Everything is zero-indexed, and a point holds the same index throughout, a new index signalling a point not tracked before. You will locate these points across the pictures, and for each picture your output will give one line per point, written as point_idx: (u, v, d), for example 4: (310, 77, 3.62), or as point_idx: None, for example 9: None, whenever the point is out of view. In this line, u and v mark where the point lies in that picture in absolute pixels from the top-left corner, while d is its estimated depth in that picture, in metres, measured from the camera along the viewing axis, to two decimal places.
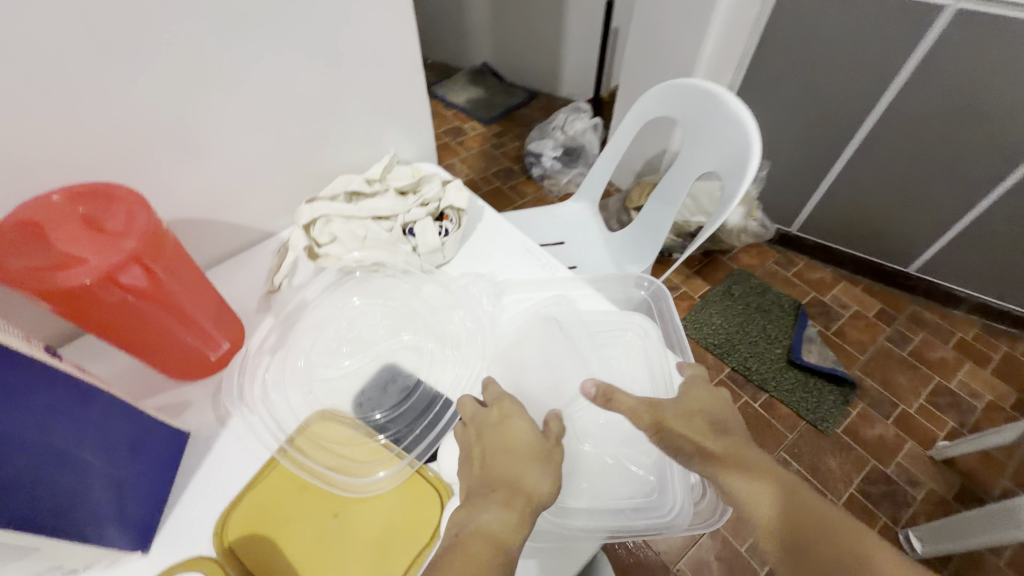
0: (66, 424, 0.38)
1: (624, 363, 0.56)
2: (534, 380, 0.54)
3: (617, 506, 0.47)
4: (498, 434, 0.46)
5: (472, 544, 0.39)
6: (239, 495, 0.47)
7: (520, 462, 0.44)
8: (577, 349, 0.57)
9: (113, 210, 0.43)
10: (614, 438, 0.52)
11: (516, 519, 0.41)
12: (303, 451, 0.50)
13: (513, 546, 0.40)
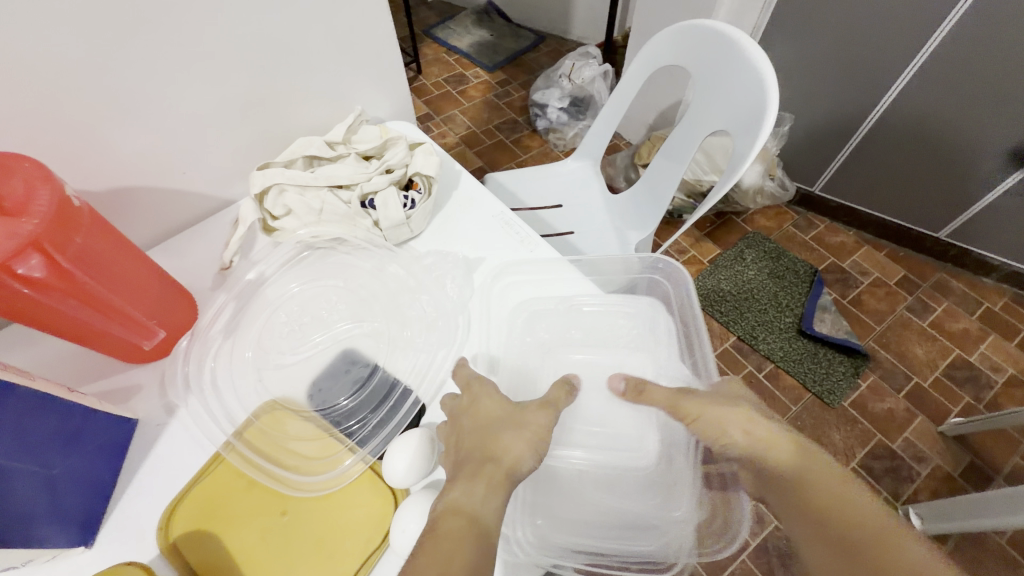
0: None
1: (626, 352, 0.51)
2: (525, 375, 0.50)
3: (582, 519, 0.44)
4: (473, 411, 0.43)
5: (445, 523, 0.35)
6: (184, 489, 0.45)
7: (494, 431, 0.41)
8: (574, 339, 0.52)
9: (12, 185, 0.37)
10: (592, 440, 0.47)
11: (489, 494, 0.37)
12: (253, 445, 0.46)
13: (488, 516, 0.36)
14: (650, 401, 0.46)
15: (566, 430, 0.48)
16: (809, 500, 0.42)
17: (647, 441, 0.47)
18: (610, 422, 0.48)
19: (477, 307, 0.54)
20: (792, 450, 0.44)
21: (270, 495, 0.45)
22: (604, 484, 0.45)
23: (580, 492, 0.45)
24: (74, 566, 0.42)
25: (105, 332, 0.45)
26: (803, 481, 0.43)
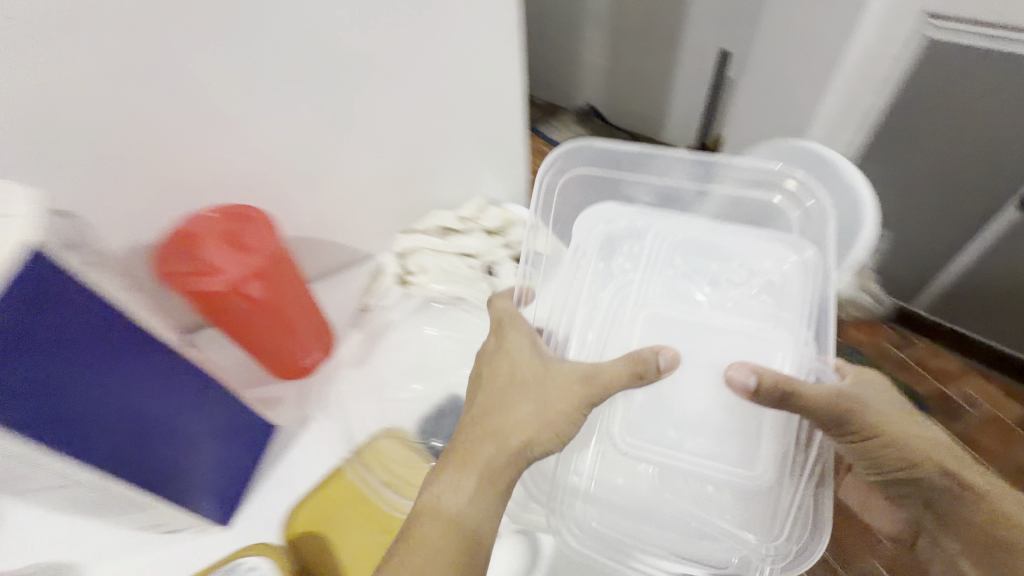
0: (185, 407, 0.44)
1: (742, 317, 0.57)
2: (634, 328, 0.57)
3: (626, 507, 0.51)
4: (503, 367, 0.47)
5: (428, 525, 0.39)
6: (303, 497, 0.51)
7: (506, 404, 0.45)
8: (690, 300, 0.59)
9: (252, 230, 0.50)
10: (659, 429, 0.54)
11: (482, 501, 0.41)
12: (367, 466, 0.54)
13: (471, 518, 0.40)
14: (795, 401, 0.45)
15: (671, 421, 0.54)
16: (970, 502, 0.48)
17: (760, 451, 0.51)
18: (716, 403, 0.54)
19: (607, 262, 0.61)
20: (947, 448, 0.49)
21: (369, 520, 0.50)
22: (704, 495, 0.51)
23: (670, 497, 0.51)
24: (213, 541, 0.49)
25: (273, 347, 0.55)
26: (960, 482, 0.48)
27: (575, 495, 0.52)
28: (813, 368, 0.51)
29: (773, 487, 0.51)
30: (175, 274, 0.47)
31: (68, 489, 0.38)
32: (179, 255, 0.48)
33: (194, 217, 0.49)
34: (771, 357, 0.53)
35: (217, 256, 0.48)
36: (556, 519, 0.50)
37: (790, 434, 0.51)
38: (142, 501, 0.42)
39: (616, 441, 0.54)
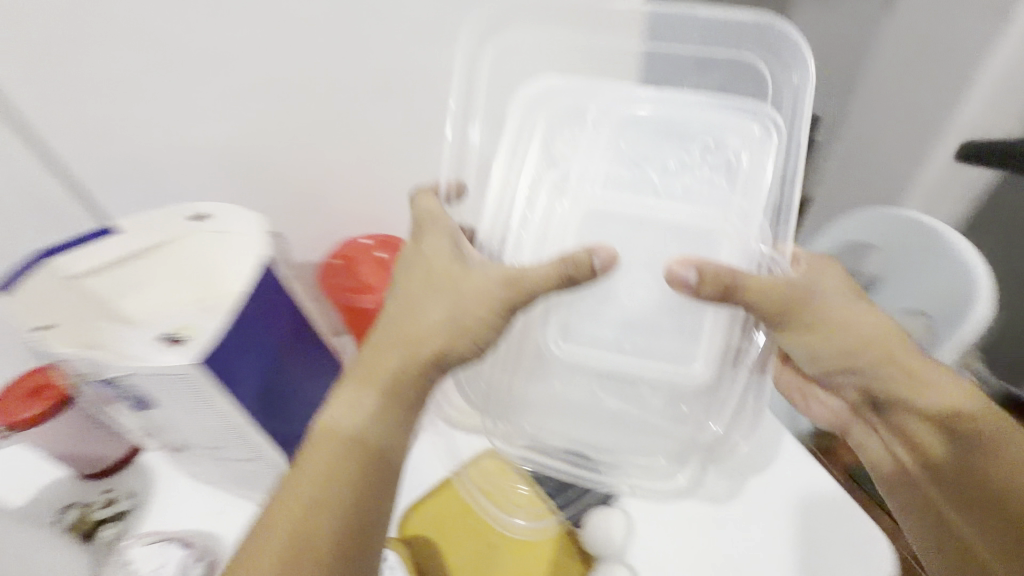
0: (331, 406, 0.49)
1: (687, 207, 0.45)
2: (572, 219, 0.46)
3: (567, 415, 0.47)
4: (421, 259, 0.45)
5: (322, 440, 0.39)
6: (417, 501, 0.56)
7: (411, 301, 0.44)
8: (644, 192, 0.46)
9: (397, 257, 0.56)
10: (581, 301, 0.46)
11: (382, 423, 0.40)
12: (470, 479, 0.56)
13: (366, 433, 0.39)
14: (744, 297, 0.41)
15: (609, 322, 0.45)
16: (895, 388, 0.49)
17: (704, 345, 0.44)
18: (669, 299, 0.45)
19: (553, 148, 0.48)
20: (909, 352, 0.49)
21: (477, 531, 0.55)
22: (655, 385, 0.45)
23: (609, 399, 0.46)
24: None
25: None
26: (907, 370, 0.49)
27: (519, 401, 0.48)
28: (761, 246, 0.44)
29: (714, 383, 0.45)
30: (334, 288, 0.56)
31: (246, 460, 0.45)
32: (339, 272, 0.57)
33: (353, 242, 0.57)
34: (705, 242, 0.44)
35: (368, 278, 0.56)
36: (499, 415, 0.49)
37: (737, 331, 0.45)
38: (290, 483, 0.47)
39: (546, 350, 0.46)
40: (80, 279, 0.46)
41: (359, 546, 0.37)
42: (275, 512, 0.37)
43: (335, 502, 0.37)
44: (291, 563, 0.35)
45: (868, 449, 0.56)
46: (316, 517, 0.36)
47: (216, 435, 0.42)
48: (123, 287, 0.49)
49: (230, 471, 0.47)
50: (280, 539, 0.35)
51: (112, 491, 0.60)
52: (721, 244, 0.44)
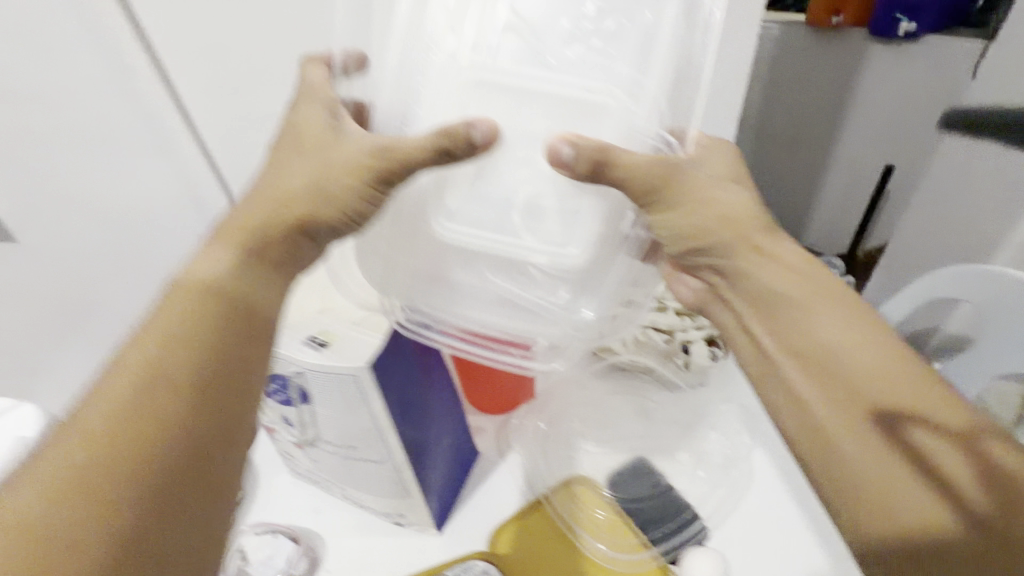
0: (443, 421, 0.52)
1: (592, 49, 0.31)
2: (446, 79, 0.32)
3: (414, 286, 0.37)
4: (304, 135, 0.39)
5: (179, 295, 0.35)
6: (508, 516, 0.58)
7: (286, 180, 0.38)
8: (543, 32, 0.31)
9: None
10: (460, 170, 0.33)
11: (246, 269, 0.37)
12: (561, 503, 0.58)
13: (222, 280, 0.36)
14: (617, 175, 0.31)
15: (493, 201, 0.32)
16: (841, 376, 0.37)
17: (584, 228, 0.32)
18: (547, 173, 0.32)
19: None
20: (843, 322, 0.39)
21: (566, 550, 0.55)
22: (519, 278, 0.34)
23: (491, 277, 0.34)
24: (429, 542, 0.57)
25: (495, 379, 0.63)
26: (758, 247, 0.40)
27: (425, 284, 0.36)
28: (656, 108, 0.32)
29: (603, 270, 0.34)
30: None
31: (374, 462, 0.46)
32: None
33: None
34: (596, 103, 0.31)
35: None
36: (407, 300, 0.38)
37: (621, 227, 0.35)
38: (405, 491, 0.50)
39: (392, 223, 0.37)
40: None
41: (219, 448, 0.32)
42: (105, 389, 0.31)
43: (140, 410, 0.30)
44: (41, 476, 0.28)
45: (886, 497, 0.34)
46: (120, 411, 0.30)
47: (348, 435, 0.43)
48: None
49: (354, 472, 0.49)
50: (100, 418, 0.30)
51: None
52: (612, 111, 0.31)
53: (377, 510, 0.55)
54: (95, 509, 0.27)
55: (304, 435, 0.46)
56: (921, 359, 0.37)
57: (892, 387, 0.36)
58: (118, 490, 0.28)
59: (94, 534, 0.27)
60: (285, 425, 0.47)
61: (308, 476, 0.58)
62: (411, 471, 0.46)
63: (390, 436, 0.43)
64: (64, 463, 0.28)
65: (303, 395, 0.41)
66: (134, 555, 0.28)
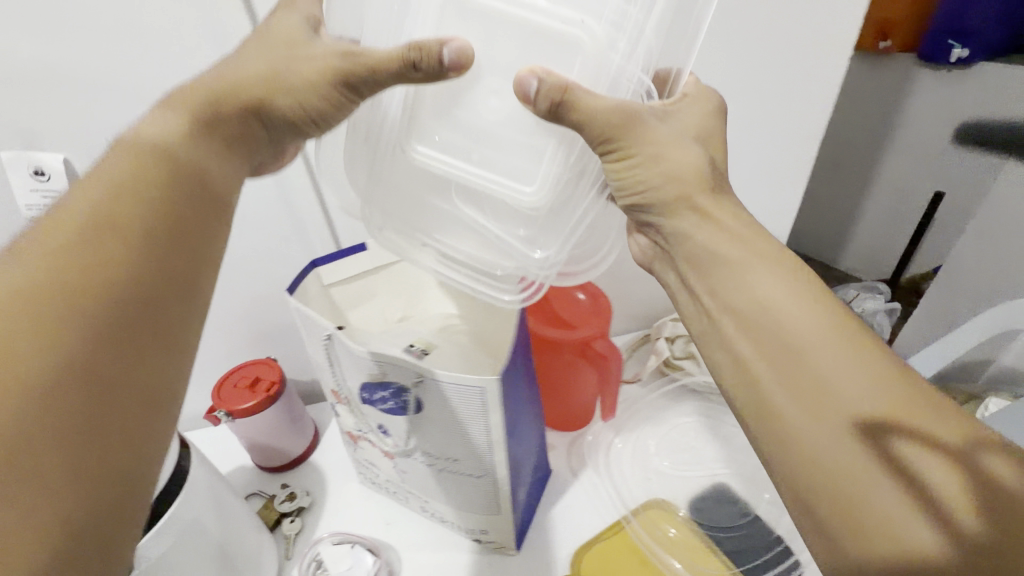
0: (533, 437, 0.51)
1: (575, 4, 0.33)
2: (430, 11, 0.35)
3: (403, 214, 0.42)
4: (277, 29, 0.38)
5: (127, 153, 0.34)
6: (592, 538, 0.56)
7: (260, 66, 0.37)
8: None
9: (588, 295, 0.58)
10: (445, 105, 0.37)
11: (196, 143, 0.36)
12: (643, 528, 0.56)
13: (177, 152, 0.35)
14: (578, 119, 0.33)
15: (463, 128, 0.37)
16: (798, 351, 0.34)
17: (544, 170, 0.36)
18: (520, 109, 0.35)
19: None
20: (789, 291, 0.36)
21: None
22: (490, 204, 0.39)
23: (460, 202, 0.40)
24: (506, 561, 0.55)
25: (574, 396, 0.62)
26: (701, 210, 0.38)
27: (415, 207, 0.41)
28: (629, 43, 0.34)
29: (553, 209, 0.38)
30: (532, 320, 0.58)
31: (473, 476, 0.45)
32: (536, 308, 0.59)
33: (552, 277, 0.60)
34: (573, 40, 0.33)
35: (563, 313, 0.57)
36: (389, 223, 0.42)
37: (574, 164, 0.38)
38: (495, 509, 0.48)
39: (393, 159, 0.40)
40: (329, 288, 0.52)
41: (156, 340, 0.30)
42: (38, 242, 0.29)
43: (61, 283, 0.28)
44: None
45: (885, 522, 0.30)
46: (59, 262, 0.28)
47: (453, 448, 0.43)
48: (353, 297, 0.55)
49: (445, 485, 0.48)
50: (51, 260, 0.28)
51: (290, 486, 0.63)
52: (585, 48, 0.34)
53: (457, 523, 0.54)
54: (2, 371, 0.25)
55: (400, 445, 0.46)
56: (897, 359, 0.33)
57: (820, 369, 0.33)
58: (41, 354, 0.26)
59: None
60: (380, 433, 0.47)
61: (384, 485, 0.57)
62: (508, 488, 0.46)
63: (498, 451, 0.42)
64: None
65: (415, 407, 0.41)
66: (38, 425, 0.25)
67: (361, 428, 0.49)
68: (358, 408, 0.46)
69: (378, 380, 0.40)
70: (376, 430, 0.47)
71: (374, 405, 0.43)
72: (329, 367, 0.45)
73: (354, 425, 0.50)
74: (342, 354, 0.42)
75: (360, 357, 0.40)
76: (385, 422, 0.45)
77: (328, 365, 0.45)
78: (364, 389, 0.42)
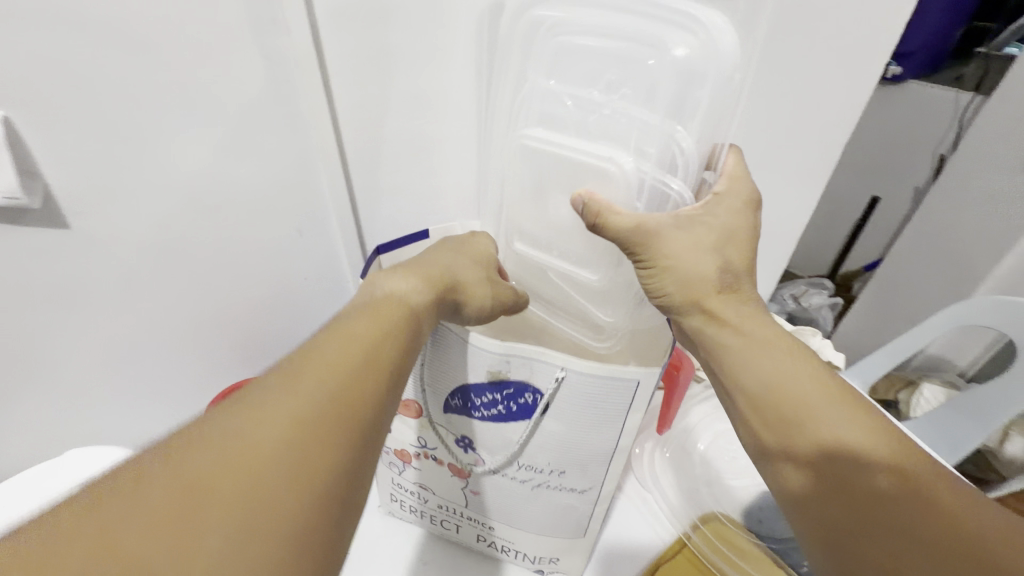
0: None
1: (613, 133, 0.36)
2: (514, 161, 0.40)
3: (530, 281, 0.47)
4: (468, 242, 0.42)
5: (382, 304, 0.33)
6: (654, 563, 0.53)
7: (466, 268, 0.39)
8: (582, 109, 0.36)
9: None
10: (528, 219, 0.42)
11: (429, 302, 0.35)
12: (704, 542, 0.53)
13: (417, 302, 0.34)
14: (604, 233, 0.34)
15: (544, 223, 0.42)
16: (784, 417, 0.32)
17: (609, 259, 0.40)
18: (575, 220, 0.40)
19: (517, 60, 0.39)
20: (771, 349, 0.33)
21: None
22: (570, 280, 0.43)
23: (552, 276, 0.44)
24: None
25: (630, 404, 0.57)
26: (702, 301, 0.34)
27: (530, 271, 0.46)
28: (657, 153, 0.35)
29: (622, 281, 0.40)
30: None
31: (573, 491, 0.42)
32: None
33: None
34: (606, 169, 0.36)
35: None
36: (518, 281, 0.48)
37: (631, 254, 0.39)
38: (580, 532, 0.45)
39: (505, 258, 0.47)
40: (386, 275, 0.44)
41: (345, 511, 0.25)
42: (291, 386, 0.25)
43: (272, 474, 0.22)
44: (186, 458, 0.22)
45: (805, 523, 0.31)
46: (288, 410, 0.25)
47: (567, 458, 0.40)
48: None
49: (530, 505, 0.44)
50: (297, 409, 0.25)
51: None
52: (615, 178, 0.35)
53: (519, 553, 0.49)
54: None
55: (487, 460, 0.42)
56: (860, 409, 0.31)
57: (779, 405, 0.32)
58: (237, 525, 0.21)
59: (164, 561, 0.19)
60: (459, 449, 0.42)
61: (428, 513, 0.50)
62: (607, 503, 0.44)
63: (614, 460, 0.41)
64: (200, 531, 0.20)
65: (537, 411, 0.38)
66: None
67: (426, 444, 0.44)
68: (438, 418, 0.41)
69: (498, 379, 0.37)
70: (453, 445, 0.42)
71: (470, 412, 0.40)
72: (415, 371, 0.40)
73: (415, 441, 0.44)
74: (452, 356, 0.38)
75: (484, 353, 0.36)
76: (473, 433, 0.41)
77: (417, 371, 0.40)
78: (466, 393, 0.39)
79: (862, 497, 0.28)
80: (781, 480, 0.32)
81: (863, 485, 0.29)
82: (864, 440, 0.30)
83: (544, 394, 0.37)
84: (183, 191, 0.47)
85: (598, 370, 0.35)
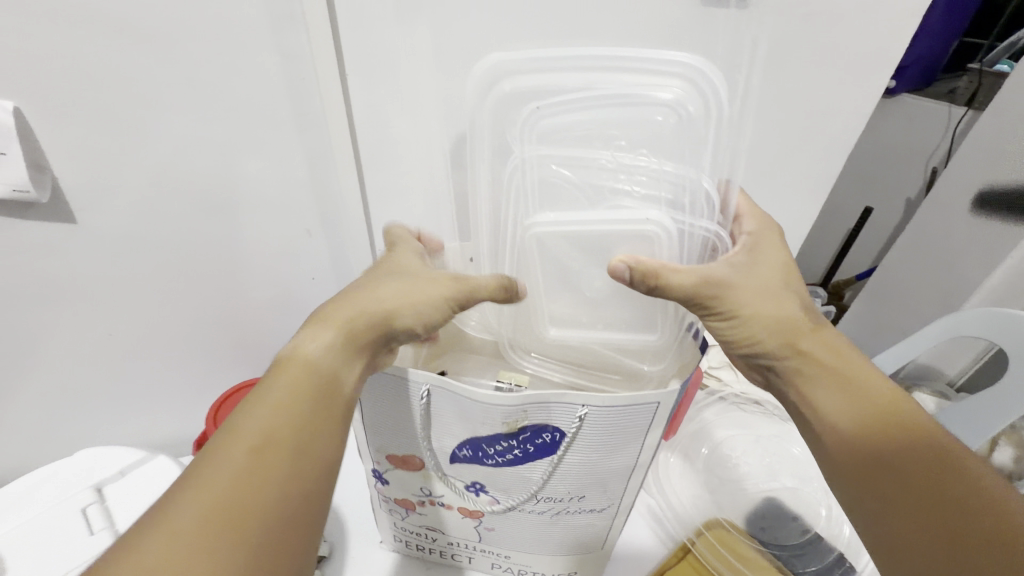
0: None
1: (639, 193, 0.37)
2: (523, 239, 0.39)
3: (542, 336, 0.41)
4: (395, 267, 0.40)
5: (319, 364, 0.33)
6: (659, 568, 0.53)
7: (399, 296, 0.37)
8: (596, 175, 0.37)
9: None
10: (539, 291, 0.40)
11: (344, 352, 0.34)
12: (708, 549, 0.54)
13: (324, 364, 0.33)
14: (664, 293, 0.34)
15: (558, 281, 0.40)
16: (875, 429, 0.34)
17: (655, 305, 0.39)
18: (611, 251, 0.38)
19: (494, 138, 0.39)
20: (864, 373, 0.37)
21: None
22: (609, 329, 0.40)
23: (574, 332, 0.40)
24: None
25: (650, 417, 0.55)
26: (792, 335, 0.38)
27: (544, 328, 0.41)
28: (690, 204, 0.37)
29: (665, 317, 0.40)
30: None
31: (593, 512, 0.43)
32: None
33: None
34: (644, 230, 0.36)
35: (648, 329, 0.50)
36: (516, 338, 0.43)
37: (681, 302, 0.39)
38: (599, 545, 0.46)
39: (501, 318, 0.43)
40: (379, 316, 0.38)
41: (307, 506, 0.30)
42: (227, 447, 0.29)
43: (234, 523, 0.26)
44: (167, 526, 0.26)
45: (882, 524, 0.32)
46: (239, 471, 0.28)
47: (584, 484, 0.40)
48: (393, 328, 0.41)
49: (549, 529, 0.44)
50: (239, 460, 0.28)
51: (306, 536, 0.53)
52: (660, 238, 0.36)
53: (538, 573, 0.49)
54: None
55: (500, 501, 0.41)
56: (930, 429, 0.33)
57: (860, 418, 0.35)
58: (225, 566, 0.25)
59: None
60: (471, 494, 0.42)
61: (437, 549, 0.49)
62: (626, 516, 0.44)
63: (634, 477, 0.41)
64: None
65: (558, 447, 0.37)
66: None
67: (431, 492, 0.42)
68: (446, 469, 0.40)
69: (514, 429, 0.36)
70: (463, 490, 0.41)
71: (483, 461, 0.38)
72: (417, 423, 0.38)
73: (419, 490, 0.43)
74: (441, 405, 0.36)
75: (496, 408, 0.35)
76: (485, 479, 0.40)
77: (388, 416, 0.38)
78: (478, 445, 0.37)
79: (940, 501, 0.30)
80: (854, 484, 0.34)
81: (933, 490, 0.31)
82: (932, 454, 0.32)
83: (566, 433, 0.36)
84: (182, 191, 0.47)
85: (620, 402, 0.35)
